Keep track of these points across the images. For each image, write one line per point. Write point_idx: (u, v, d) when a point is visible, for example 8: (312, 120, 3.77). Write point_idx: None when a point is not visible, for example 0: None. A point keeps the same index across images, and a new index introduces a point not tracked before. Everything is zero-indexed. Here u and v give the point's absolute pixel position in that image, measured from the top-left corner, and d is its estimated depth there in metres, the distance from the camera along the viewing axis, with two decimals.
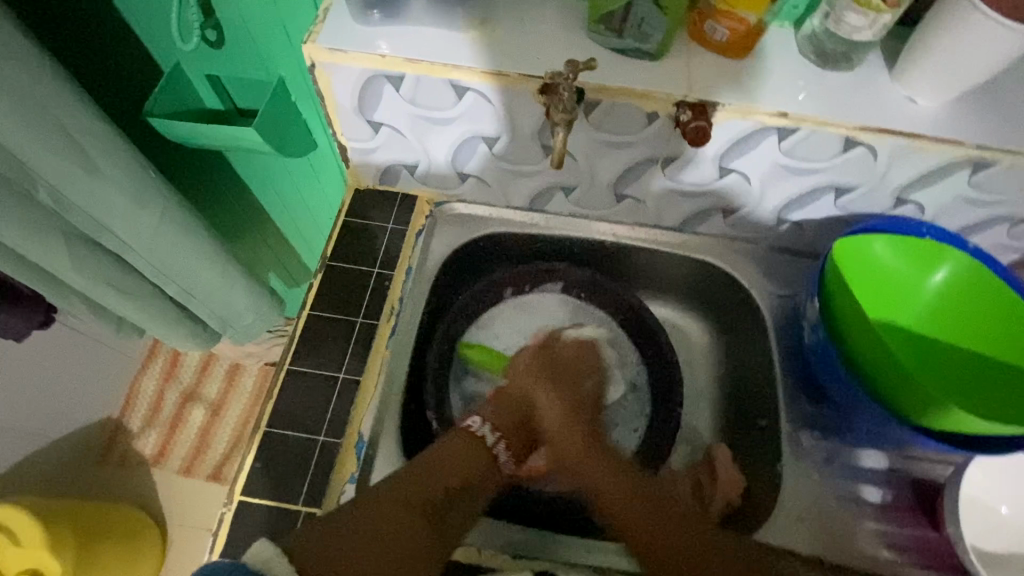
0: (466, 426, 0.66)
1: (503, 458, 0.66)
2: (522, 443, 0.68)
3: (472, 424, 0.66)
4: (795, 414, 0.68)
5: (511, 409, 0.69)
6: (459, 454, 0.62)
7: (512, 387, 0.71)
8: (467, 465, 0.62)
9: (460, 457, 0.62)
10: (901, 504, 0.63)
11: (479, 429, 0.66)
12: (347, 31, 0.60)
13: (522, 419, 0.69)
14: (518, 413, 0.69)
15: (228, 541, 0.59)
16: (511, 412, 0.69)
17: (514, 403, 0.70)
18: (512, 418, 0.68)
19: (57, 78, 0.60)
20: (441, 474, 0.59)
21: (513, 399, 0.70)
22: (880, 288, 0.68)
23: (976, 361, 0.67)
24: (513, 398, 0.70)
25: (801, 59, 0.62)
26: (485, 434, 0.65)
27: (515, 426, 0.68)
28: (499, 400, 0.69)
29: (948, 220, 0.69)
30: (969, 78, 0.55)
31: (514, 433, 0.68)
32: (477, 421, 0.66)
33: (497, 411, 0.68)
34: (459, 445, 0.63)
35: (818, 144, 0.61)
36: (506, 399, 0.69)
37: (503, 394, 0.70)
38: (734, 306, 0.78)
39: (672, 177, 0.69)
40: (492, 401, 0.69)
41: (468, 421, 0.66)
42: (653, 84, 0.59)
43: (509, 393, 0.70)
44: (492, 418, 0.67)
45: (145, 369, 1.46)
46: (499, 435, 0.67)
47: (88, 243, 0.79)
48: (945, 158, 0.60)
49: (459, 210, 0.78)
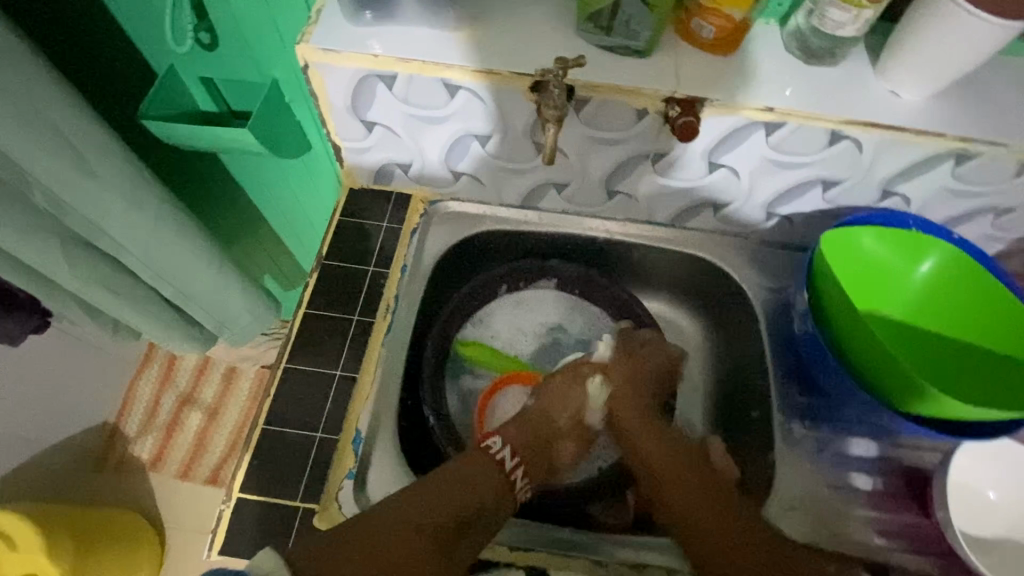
0: (485, 447, 0.63)
1: (519, 486, 0.62)
2: (539, 467, 0.66)
3: (492, 445, 0.63)
4: (787, 404, 0.69)
5: (532, 430, 0.67)
6: (476, 475, 0.59)
7: (536, 406, 0.69)
8: (484, 486, 0.59)
9: (477, 476, 0.59)
10: (892, 491, 0.64)
11: (498, 451, 0.63)
12: (339, 32, 0.61)
13: (545, 439, 0.67)
14: (545, 429, 0.68)
15: (227, 538, 0.59)
16: (533, 433, 0.67)
17: (541, 424, 0.68)
18: (534, 441, 0.66)
19: (52, 82, 0.61)
20: (458, 493, 0.56)
21: (537, 419, 0.68)
22: (870, 280, 0.69)
23: (965, 350, 0.68)
24: (543, 416, 0.68)
25: (787, 55, 0.63)
26: (504, 457, 0.62)
27: (536, 448, 0.66)
28: (522, 421, 0.67)
29: (934, 212, 0.70)
30: (950, 72, 0.57)
31: (532, 457, 0.65)
32: (498, 441, 0.64)
33: (519, 433, 0.66)
34: (479, 462, 0.61)
35: (804, 138, 0.62)
36: (532, 420, 0.68)
37: (525, 416, 0.68)
38: (725, 300, 0.79)
39: (663, 173, 0.70)
40: (514, 423, 0.67)
41: (488, 441, 0.64)
42: (641, 80, 0.60)
43: (534, 411, 0.69)
44: (514, 440, 0.65)
45: (141, 374, 1.45)
46: (519, 457, 0.64)
47: (84, 247, 0.80)
48: (929, 149, 0.61)
49: (453, 208, 0.79)
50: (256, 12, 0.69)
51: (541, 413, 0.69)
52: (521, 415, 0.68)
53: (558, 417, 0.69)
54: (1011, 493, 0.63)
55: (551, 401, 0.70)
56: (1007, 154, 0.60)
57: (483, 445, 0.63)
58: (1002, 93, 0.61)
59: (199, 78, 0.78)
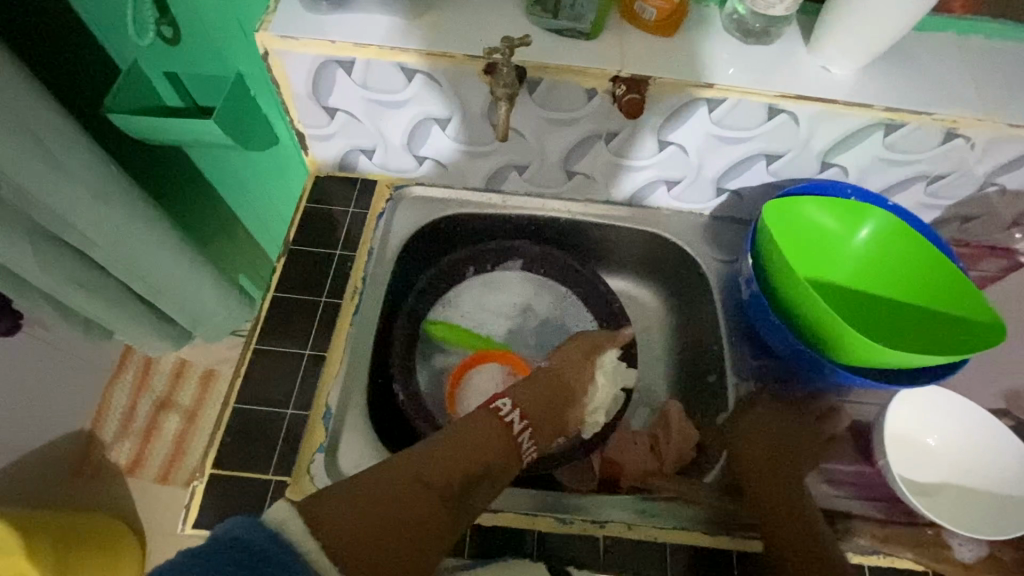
0: (494, 408, 0.62)
1: (525, 447, 0.61)
2: (546, 425, 0.65)
3: (502, 407, 0.62)
4: (741, 368, 0.73)
5: (545, 395, 0.67)
6: (480, 436, 0.57)
7: (548, 372, 0.70)
8: (487, 448, 0.57)
9: (479, 438, 0.57)
10: (840, 443, 0.68)
11: (508, 413, 0.62)
12: (297, 19, 0.63)
13: (552, 400, 0.67)
14: (551, 392, 0.67)
15: (202, 513, 0.60)
16: (544, 394, 0.67)
17: (550, 388, 0.68)
18: (542, 402, 0.66)
19: (18, 75, 0.62)
20: (466, 453, 0.55)
21: (547, 382, 0.68)
22: (815, 245, 0.73)
23: (902, 309, 0.72)
24: (549, 376, 0.69)
25: (726, 36, 0.66)
26: (513, 420, 0.61)
27: (544, 408, 0.66)
28: (534, 385, 0.67)
29: (870, 182, 0.74)
30: (872, 48, 0.61)
31: (540, 419, 0.64)
32: (507, 403, 0.62)
33: (528, 396, 0.65)
34: (486, 424, 0.59)
35: (745, 113, 0.66)
36: (540, 384, 0.67)
37: (537, 379, 0.68)
38: (681, 273, 0.83)
39: (618, 151, 0.73)
40: (521, 386, 0.67)
41: (497, 403, 0.62)
42: (589, 61, 0.63)
43: (543, 374, 0.69)
44: (523, 403, 0.64)
45: (117, 379, 1.45)
46: (526, 417, 0.63)
47: (53, 241, 0.80)
48: (859, 120, 0.65)
49: (418, 193, 0.81)
50: (216, 6, 0.70)
51: (548, 378, 0.69)
52: (532, 379, 0.68)
53: (563, 379, 0.70)
54: (949, 440, 0.68)
55: (570, 374, 0.71)
56: (932, 122, 0.64)
57: (493, 406, 0.62)
58: (924, 66, 0.66)
59: (163, 72, 0.79)
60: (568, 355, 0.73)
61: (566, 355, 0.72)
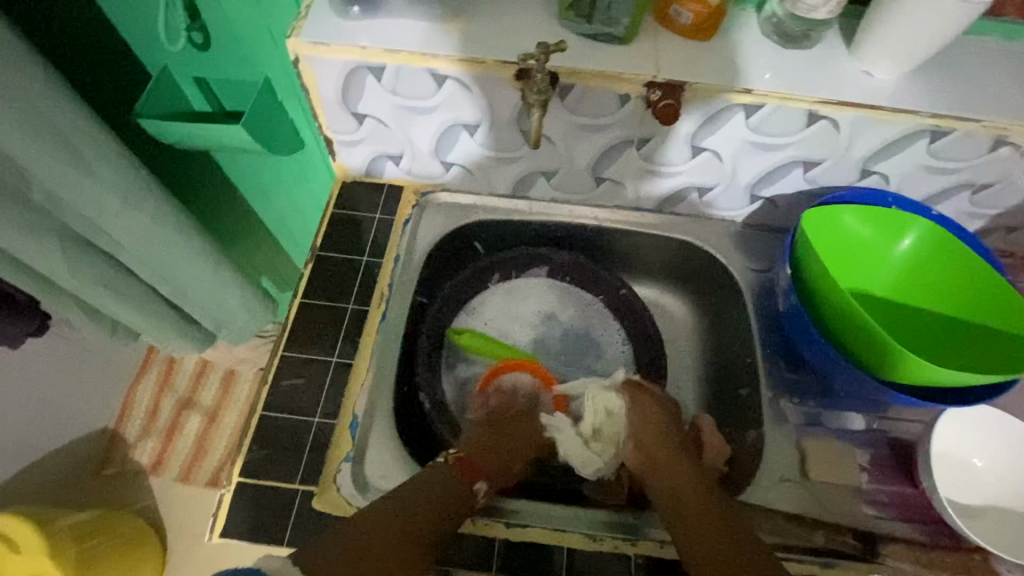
0: (473, 491, 0.62)
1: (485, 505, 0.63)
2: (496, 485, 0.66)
3: (478, 492, 0.62)
4: (775, 381, 0.71)
5: (505, 469, 0.66)
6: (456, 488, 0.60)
7: (503, 454, 0.67)
8: (455, 497, 0.60)
9: (450, 487, 0.60)
10: (881, 463, 0.66)
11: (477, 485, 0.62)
12: (327, 25, 0.63)
13: (508, 468, 0.66)
14: (509, 467, 0.66)
15: (228, 520, 0.60)
16: (506, 467, 0.66)
17: (505, 461, 0.66)
18: (504, 474, 0.66)
19: (51, 80, 0.62)
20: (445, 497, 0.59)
21: (504, 464, 0.66)
22: (851, 254, 0.71)
23: (943, 321, 0.70)
24: (496, 460, 0.66)
25: (764, 40, 0.64)
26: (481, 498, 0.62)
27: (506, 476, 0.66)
28: (490, 456, 0.65)
29: (913, 190, 0.72)
30: (920, 52, 0.58)
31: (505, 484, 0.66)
32: (483, 490, 0.62)
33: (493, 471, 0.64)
34: (457, 479, 0.61)
35: (783, 119, 0.64)
36: (499, 455, 0.66)
37: (494, 448, 0.66)
38: (712, 283, 0.81)
39: (648, 157, 0.71)
40: (479, 450, 0.65)
41: (476, 487, 0.62)
42: (623, 66, 0.62)
43: (501, 453, 0.66)
44: (492, 480, 0.64)
45: (141, 377, 1.46)
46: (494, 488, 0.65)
47: (82, 245, 0.81)
48: (904, 127, 0.63)
49: (444, 199, 0.80)
50: (246, 12, 0.70)
51: (506, 459, 0.66)
52: (482, 447, 0.66)
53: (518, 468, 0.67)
54: (997, 461, 0.65)
55: (517, 455, 0.68)
56: (981, 129, 0.61)
57: (472, 488, 0.62)
58: (975, 70, 0.63)
59: (192, 78, 0.79)
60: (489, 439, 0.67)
61: (501, 441, 0.68)
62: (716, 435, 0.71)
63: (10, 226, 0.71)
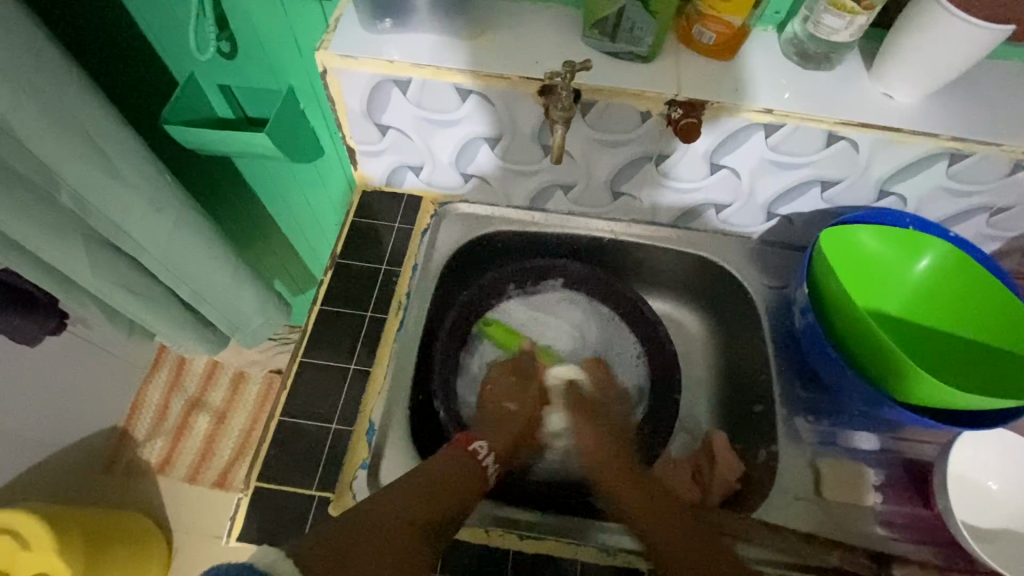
0: (471, 451, 0.64)
1: (492, 470, 0.65)
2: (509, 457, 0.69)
3: (478, 450, 0.65)
4: (789, 399, 0.71)
5: (506, 432, 0.70)
6: (452, 473, 0.61)
7: (500, 404, 0.73)
8: (461, 481, 0.61)
9: (455, 473, 0.61)
10: (896, 484, 0.66)
11: (484, 456, 0.65)
12: (356, 39, 0.64)
13: (516, 438, 0.71)
14: (513, 422, 0.72)
15: (245, 524, 0.61)
16: (509, 430, 0.71)
17: (508, 423, 0.71)
18: (509, 441, 0.69)
19: (82, 86, 0.63)
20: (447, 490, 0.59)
21: (506, 418, 0.72)
22: (868, 270, 0.71)
23: (959, 342, 0.70)
24: (497, 407, 0.73)
25: (784, 61, 0.65)
26: (489, 464, 0.64)
27: (513, 442, 0.70)
28: (488, 422, 0.70)
29: (930, 211, 0.72)
30: (940, 76, 0.59)
31: (506, 451, 0.68)
32: (483, 447, 0.65)
33: (494, 435, 0.69)
34: (456, 456, 0.63)
35: (802, 138, 0.65)
36: (498, 422, 0.71)
37: (490, 415, 0.72)
38: (726, 298, 0.82)
39: (666, 173, 0.72)
40: (487, 426, 0.70)
41: (473, 446, 0.65)
42: (645, 84, 0.62)
43: (497, 409, 0.73)
44: (491, 438, 0.68)
45: (150, 379, 1.48)
46: (499, 457, 0.67)
47: (105, 247, 0.82)
48: (923, 149, 0.63)
49: (462, 210, 0.81)
50: (273, 23, 0.71)
51: (502, 412, 0.72)
52: (488, 422, 0.71)
53: (515, 406, 0.73)
54: (1011, 485, 0.65)
55: (522, 403, 0.74)
56: (1000, 153, 0.62)
57: (469, 448, 0.65)
58: (994, 95, 0.64)
59: (217, 86, 0.81)
60: (504, 384, 0.76)
61: (511, 388, 0.76)
62: (733, 455, 0.70)
63: (37, 226, 0.72)
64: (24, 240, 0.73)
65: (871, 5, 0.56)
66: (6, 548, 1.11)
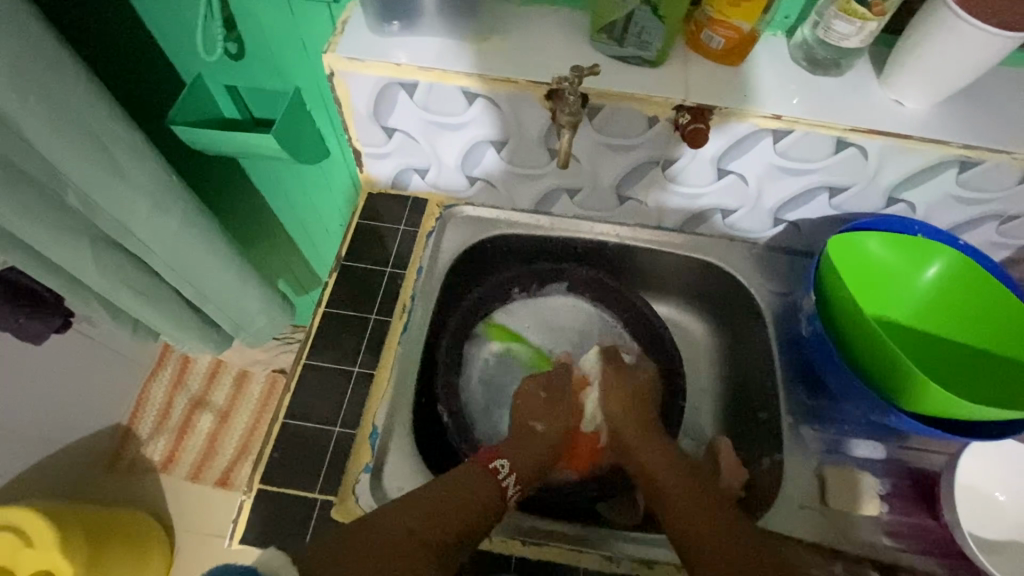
0: (491, 469, 0.63)
1: (512, 493, 0.63)
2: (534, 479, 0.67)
3: (499, 469, 0.63)
4: (796, 406, 0.70)
5: (531, 450, 0.68)
6: (472, 488, 0.60)
7: (528, 424, 0.71)
8: (478, 500, 0.59)
9: (472, 489, 0.60)
10: (904, 494, 0.65)
11: (504, 477, 0.63)
12: (364, 41, 0.64)
13: (543, 458, 0.68)
14: (541, 439, 0.69)
15: (247, 526, 0.61)
16: (535, 452, 0.68)
17: (536, 445, 0.69)
18: (535, 462, 0.67)
19: (90, 86, 0.63)
20: (464, 507, 0.58)
21: (532, 439, 0.69)
22: (873, 278, 0.70)
23: (968, 351, 0.69)
24: (523, 426, 0.71)
25: (793, 66, 0.65)
26: (508, 485, 0.63)
27: (539, 465, 0.68)
28: (516, 441, 0.68)
29: (939, 218, 0.71)
30: (951, 83, 0.59)
31: (529, 471, 0.66)
32: (504, 465, 0.64)
33: (520, 456, 0.66)
34: (475, 474, 0.62)
35: (811, 145, 0.64)
36: (525, 441, 0.68)
37: (519, 436, 0.69)
38: (732, 304, 0.81)
39: (672, 178, 0.72)
40: (514, 445, 0.67)
41: (494, 464, 0.64)
42: (653, 89, 0.62)
43: (524, 429, 0.70)
44: (514, 458, 0.65)
45: (155, 376, 1.49)
46: (520, 478, 0.64)
47: (111, 246, 0.82)
48: (933, 156, 0.63)
49: (468, 213, 0.81)
50: (280, 24, 0.71)
51: (529, 433, 0.70)
52: (518, 444, 0.68)
53: (542, 427, 0.70)
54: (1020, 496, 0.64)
55: (551, 424, 0.71)
56: (1011, 161, 0.61)
57: (489, 466, 0.63)
58: (1006, 102, 0.63)
59: (224, 86, 0.81)
60: (534, 402, 0.73)
61: (540, 407, 0.73)
62: (737, 463, 0.70)
63: (43, 226, 0.72)
64: (30, 240, 0.74)
65: (882, 11, 0.56)
66: (7, 545, 1.11)
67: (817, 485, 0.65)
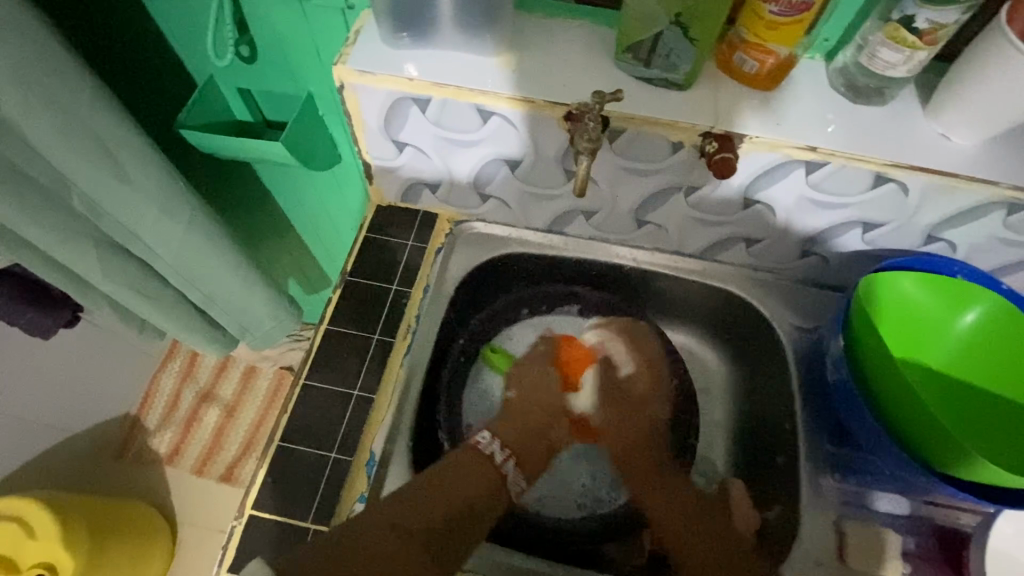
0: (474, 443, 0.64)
1: (513, 478, 0.63)
2: (528, 449, 0.66)
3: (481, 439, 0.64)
4: (816, 454, 0.66)
5: (516, 419, 0.68)
6: (462, 471, 0.59)
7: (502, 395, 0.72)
8: (472, 483, 0.59)
9: (465, 474, 0.59)
10: (928, 553, 0.61)
11: (487, 445, 0.64)
12: (376, 54, 0.61)
13: (535, 428, 0.68)
14: (523, 408, 0.70)
15: (238, 553, 0.59)
16: (521, 420, 0.68)
17: (520, 411, 0.69)
18: (521, 431, 0.67)
19: (96, 93, 0.62)
20: (453, 489, 0.57)
21: (514, 406, 0.70)
22: (906, 322, 0.67)
23: (1004, 403, 0.65)
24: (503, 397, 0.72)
25: (831, 92, 0.60)
26: (495, 451, 0.63)
27: (530, 436, 0.67)
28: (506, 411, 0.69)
29: (981, 258, 0.67)
30: (1003, 120, 0.54)
31: (517, 441, 0.66)
32: (486, 436, 0.64)
33: (507, 426, 0.67)
34: (466, 453, 0.62)
35: (846, 179, 0.60)
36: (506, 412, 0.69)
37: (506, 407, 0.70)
38: (751, 336, 0.77)
39: (696, 204, 0.68)
40: (501, 418, 0.68)
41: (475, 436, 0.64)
42: (678, 113, 0.58)
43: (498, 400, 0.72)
44: (497, 429, 0.66)
45: (164, 367, 1.46)
46: (508, 446, 0.65)
47: (117, 249, 0.81)
48: (980, 196, 0.58)
49: (479, 229, 0.78)
50: (293, 29, 0.68)
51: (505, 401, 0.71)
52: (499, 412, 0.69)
53: (514, 394, 0.72)
54: None
55: (521, 389, 0.72)
56: None
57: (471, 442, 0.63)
58: None
59: (235, 89, 0.79)
60: (532, 365, 0.74)
61: (525, 377, 0.73)
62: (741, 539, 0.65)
63: (48, 229, 0.72)
64: (36, 242, 0.73)
65: (933, 40, 0.51)
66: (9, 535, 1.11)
67: (835, 539, 0.62)
